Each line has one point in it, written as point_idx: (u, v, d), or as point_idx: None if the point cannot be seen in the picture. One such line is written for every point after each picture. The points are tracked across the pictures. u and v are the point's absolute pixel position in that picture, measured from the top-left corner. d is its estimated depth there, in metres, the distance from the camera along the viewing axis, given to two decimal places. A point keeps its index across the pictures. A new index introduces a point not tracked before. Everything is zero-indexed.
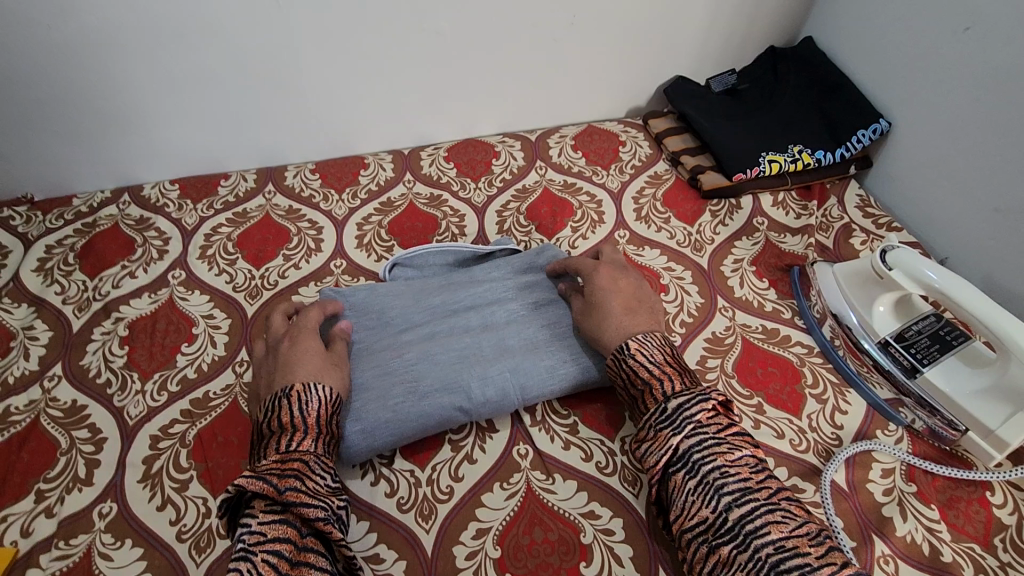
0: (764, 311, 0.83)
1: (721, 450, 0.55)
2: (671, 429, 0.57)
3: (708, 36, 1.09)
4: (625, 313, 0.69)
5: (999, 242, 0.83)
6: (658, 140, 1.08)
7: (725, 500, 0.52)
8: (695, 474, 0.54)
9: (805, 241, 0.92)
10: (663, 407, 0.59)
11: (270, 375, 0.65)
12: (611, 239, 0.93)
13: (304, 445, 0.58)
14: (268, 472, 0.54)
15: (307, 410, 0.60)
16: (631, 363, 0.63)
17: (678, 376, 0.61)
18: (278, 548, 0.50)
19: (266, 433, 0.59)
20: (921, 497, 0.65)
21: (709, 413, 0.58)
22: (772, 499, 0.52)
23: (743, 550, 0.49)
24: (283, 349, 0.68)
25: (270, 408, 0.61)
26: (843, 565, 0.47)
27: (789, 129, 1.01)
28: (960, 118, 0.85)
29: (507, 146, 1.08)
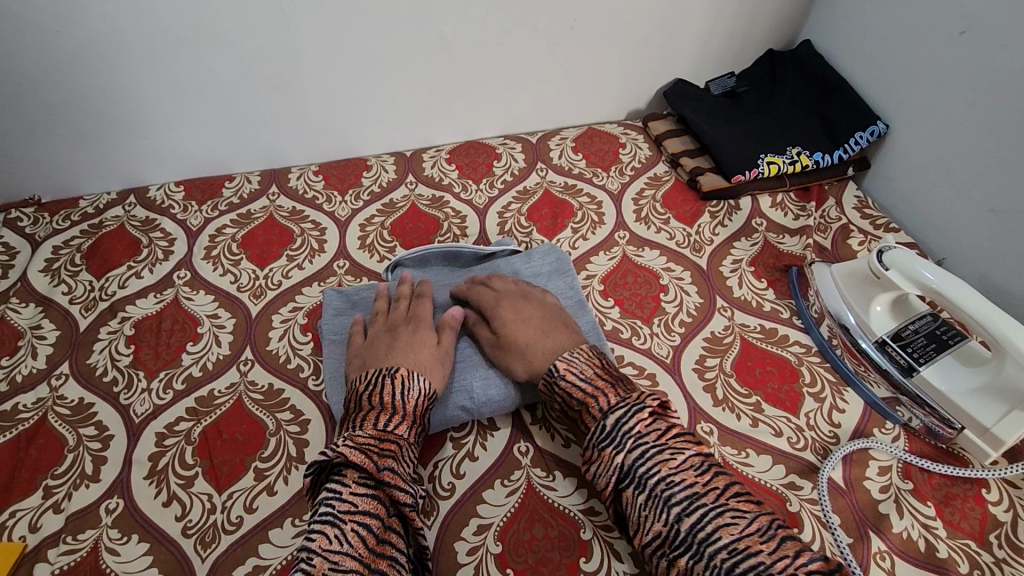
0: (763, 310, 0.84)
1: (662, 459, 0.57)
2: (613, 447, 0.59)
3: (708, 39, 1.10)
4: (534, 340, 0.70)
5: (996, 243, 0.84)
6: (658, 142, 1.09)
7: (675, 511, 0.54)
8: (643, 488, 0.56)
9: (804, 242, 0.92)
10: (602, 425, 0.60)
11: (381, 352, 0.69)
12: (612, 240, 0.94)
13: (399, 429, 0.62)
14: (367, 447, 0.59)
15: (407, 396, 0.64)
16: (562, 385, 0.65)
17: (611, 389, 0.63)
18: (367, 523, 0.55)
19: (368, 406, 0.63)
20: (917, 494, 0.65)
21: (647, 422, 0.59)
22: (720, 500, 0.53)
23: (698, 559, 0.51)
24: (401, 333, 0.71)
25: (373, 381, 0.65)
26: (797, 557, 0.49)
27: (787, 131, 1.02)
28: (957, 121, 0.86)
29: (508, 149, 1.09)
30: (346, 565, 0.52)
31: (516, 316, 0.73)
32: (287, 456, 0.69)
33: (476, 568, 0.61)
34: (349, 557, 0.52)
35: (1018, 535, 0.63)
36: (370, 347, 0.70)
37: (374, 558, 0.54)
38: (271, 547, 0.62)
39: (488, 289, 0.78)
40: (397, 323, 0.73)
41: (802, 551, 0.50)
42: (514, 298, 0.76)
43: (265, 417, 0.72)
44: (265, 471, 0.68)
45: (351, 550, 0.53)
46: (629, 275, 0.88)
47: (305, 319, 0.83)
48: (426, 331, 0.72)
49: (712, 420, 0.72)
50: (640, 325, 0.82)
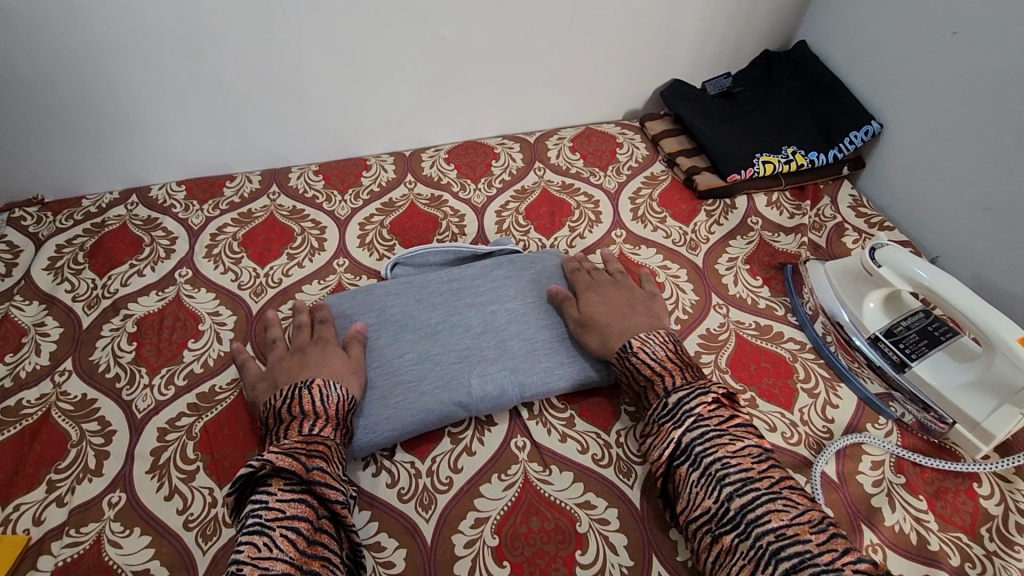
0: (758, 308, 0.85)
1: (721, 442, 0.59)
2: (672, 424, 0.62)
3: (704, 40, 1.11)
4: (622, 320, 0.74)
5: (988, 241, 0.85)
6: (655, 142, 1.10)
7: (727, 490, 0.56)
8: (698, 467, 0.58)
9: (799, 240, 0.93)
10: (665, 403, 0.63)
11: (291, 371, 0.69)
12: (609, 239, 0.95)
13: (325, 431, 0.62)
14: (294, 451, 0.58)
15: (326, 401, 0.65)
16: (633, 360, 0.68)
17: (679, 372, 0.66)
18: (297, 524, 0.54)
19: (289, 416, 0.63)
20: (909, 487, 0.66)
21: (710, 407, 0.62)
22: (773, 488, 0.55)
23: (745, 538, 0.53)
24: (309, 351, 0.72)
25: (288, 397, 0.65)
26: (844, 553, 0.50)
27: (783, 130, 1.03)
28: (950, 120, 0.87)
29: (507, 148, 1.10)
30: (276, 570, 0.50)
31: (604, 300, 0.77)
32: None
33: (473, 561, 0.62)
34: (280, 559, 0.51)
35: (1010, 528, 0.63)
36: (280, 372, 0.70)
37: (307, 561, 0.53)
38: None
39: (583, 275, 0.82)
40: (301, 345, 0.73)
41: (852, 550, 0.51)
42: (607, 286, 0.80)
43: None
44: None
45: (280, 554, 0.51)
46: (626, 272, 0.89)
47: None
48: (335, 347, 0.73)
49: None
50: None
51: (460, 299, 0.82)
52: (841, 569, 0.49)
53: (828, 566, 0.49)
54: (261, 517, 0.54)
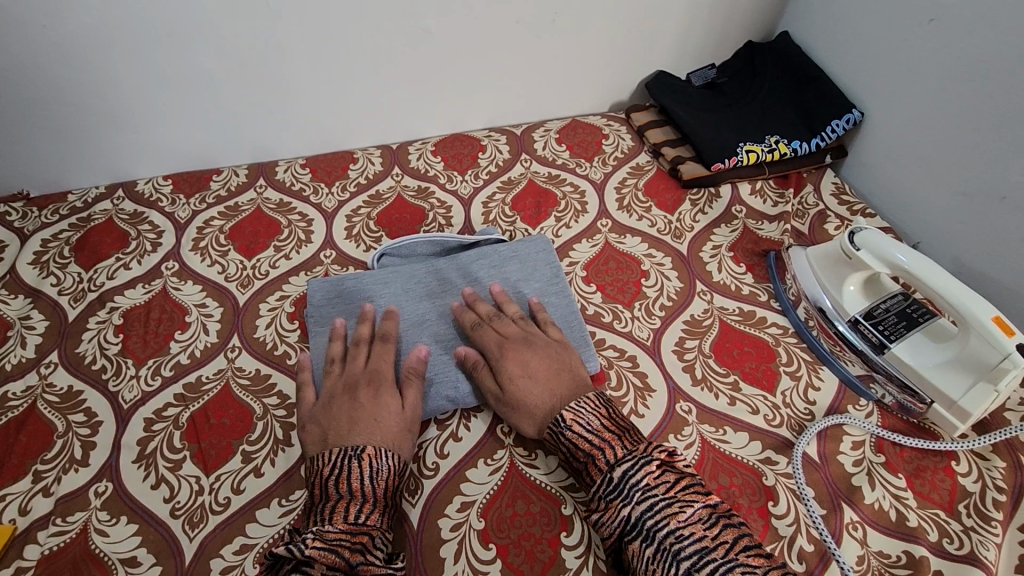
0: (741, 294, 0.85)
1: (671, 513, 0.55)
2: (621, 499, 0.57)
3: (688, 32, 1.12)
4: (550, 396, 0.67)
5: (967, 226, 0.86)
6: (640, 133, 1.11)
7: (685, 566, 0.53)
8: (652, 542, 0.55)
9: (782, 228, 0.94)
10: (610, 477, 0.59)
11: (341, 424, 0.64)
12: (594, 228, 0.95)
13: (372, 517, 0.58)
14: (338, 545, 0.54)
15: (377, 478, 0.61)
16: (569, 436, 0.62)
17: (618, 442, 0.61)
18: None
19: (335, 494, 0.59)
20: (889, 466, 0.67)
21: (655, 475, 0.58)
22: (728, 555, 0.53)
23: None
24: (362, 394, 0.67)
25: (337, 466, 0.61)
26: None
27: (766, 120, 1.04)
28: (931, 107, 0.88)
29: (493, 140, 1.11)
30: None
31: (523, 364, 0.70)
32: (274, 439, 0.70)
33: (459, 544, 0.62)
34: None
35: (987, 505, 0.64)
36: (329, 417, 0.66)
37: None
38: (258, 526, 0.63)
39: (489, 329, 0.74)
40: (355, 379, 0.69)
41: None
42: (516, 344, 0.72)
43: (252, 403, 0.73)
44: (252, 453, 0.69)
45: None
46: (611, 261, 0.90)
47: (291, 307, 0.84)
48: (388, 387, 0.68)
49: (691, 399, 0.73)
50: (622, 310, 0.83)
51: (448, 289, 0.82)
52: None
53: None
54: None
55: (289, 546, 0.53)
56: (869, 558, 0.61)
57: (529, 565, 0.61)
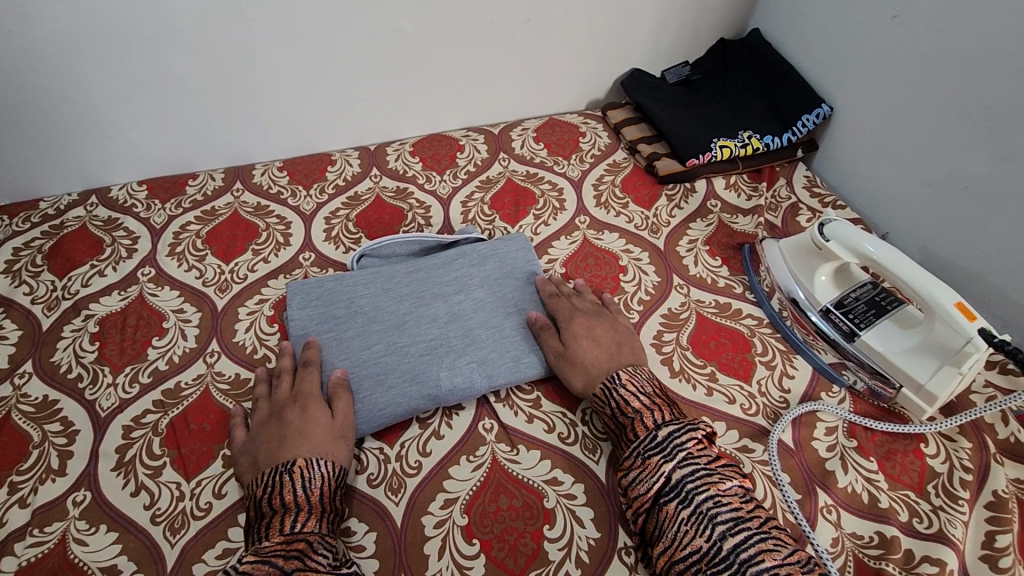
0: (717, 287, 0.87)
1: (712, 479, 0.58)
2: (662, 458, 0.60)
3: (662, 30, 1.14)
4: (610, 355, 0.72)
5: (933, 216, 0.88)
6: (617, 131, 1.13)
7: (720, 529, 0.55)
8: (688, 505, 0.57)
9: (755, 221, 0.96)
10: (654, 436, 0.62)
11: (272, 444, 0.64)
12: (572, 225, 0.96)
13: (307, 525, 0.58)
14: (273, 554, 0.54)
15: (310, 486, 0.60)
16: (621, 391, 0.66)
17: (667, 407, 0.65)
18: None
19: (270, 510, 0.59)
20: (861, 450, 0.69)
21: (699, 444, 0.61)
22: (762, 527, 0.55)
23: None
24: (288, 415, 0.67)
25: (268, 484, 0.61)
26: None
27: (738, 116, 1.06)
28: (896, 101, 0.91)
29: (471, 140, 1.12)
30: None
31: (590, 329, 0.75)
32: None
33: (443, 541, 0.63)
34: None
35: (955, 485, 0.66)
36: (262, 441, 0.65)
37: None
38: (240, 530, 0.63)
39: (564, 301, 0.80)
40: (282, 403, 0.69)
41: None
42: (587, 314, 0.77)
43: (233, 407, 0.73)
44: (233, 457, 0.69)
45: None
46: (589, 257, 0.91)
47: (271, 311, 0.84)
48: (318, 404, 0.68)
49: (669, 391, 0.75)
50: None
51: (427, 288, 0.83)
52: None
53: None
54: None
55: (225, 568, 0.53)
56: (843, 539, 0.62)
57: (512, 559, 0.62)
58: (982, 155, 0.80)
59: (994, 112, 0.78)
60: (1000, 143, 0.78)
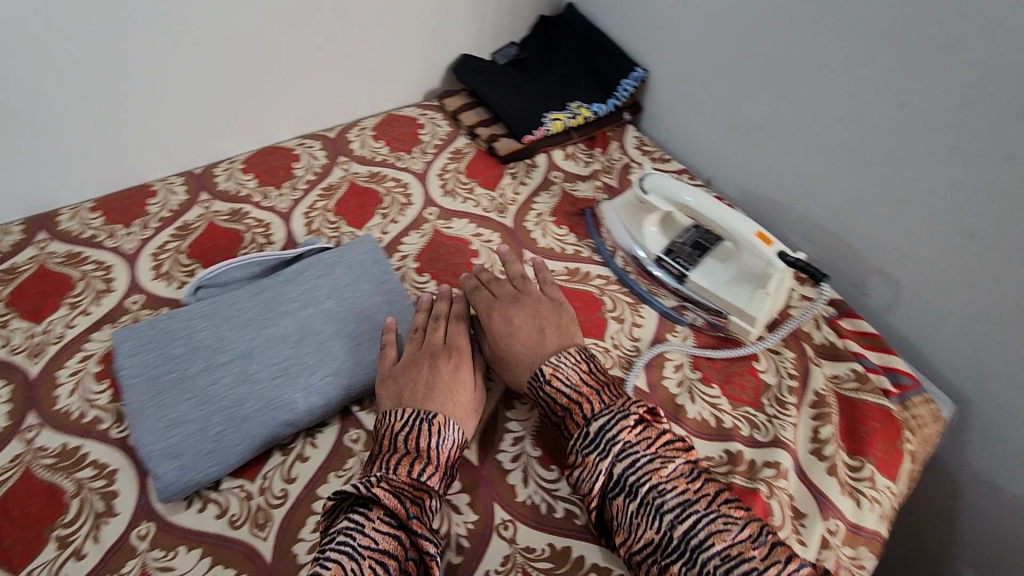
0: (566, 254, 0.90)
1: (654, 468, 0.59)
2: (597, 454, 0.61)
3: (481, 13, 1.15)
4: (528, 348, 0.70)
5: (742, 157, 0.97)
6: (455, 117, 1.13)
7: (668, 519, 0.56)
8: (634, 497, 0.58)
9: (593, 185, 1.01)
10: (586, 431, 0.62)
11: (420, 389, 0.66)
12: (421, 218, 0.96)
13: (431, 480, 0.61)
14: (400, 493, 0.58)
15: (442, 445, 0.63)
16: (548, 390, 0.66)
17: (597, 396, 0.65)
18: (386, 561, 0.55)
19: (404, 448, 0.62)
20: (704, 380, 0.75)
21: (635, 431, 0.61)
22: (710, 506, 0.57)
23: (693, 566, 0.54)
24: (444, 363, 0.69)
25: (409, 423, 0.63)
26: (786, 562, 0.54)
27: (566, 89, 1.11)
28: (695, 56, 0.98)
29: (307, 148, 1.07)
30: None
31: (507, 319, 0.73)
32: (95, 513, 0.63)
33: None
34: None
35: (784, 392, 0.73)
36: (407, 378, 0.67)
37: None
38: None
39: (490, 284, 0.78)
40: (435, 348, 0.71)
41: (791, 555, 0.55)
42: (506, 303, 0.75)
43: (63, 480, 0.66)
44: (69, 536, 0.62)
45: None
46: (441, 247, 0.91)
47: (98, 366, 0.76)
48: (467, 360, 0.71)
49: None
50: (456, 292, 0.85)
51: (272, 309, 0.78)
52: None
53: None
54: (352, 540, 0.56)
55: (359, 484, 0.58)
56: None
57: None
58: (768, 97, 0.89)
59: (771, 58, 0.86)
60: (779, 83, 0.86)
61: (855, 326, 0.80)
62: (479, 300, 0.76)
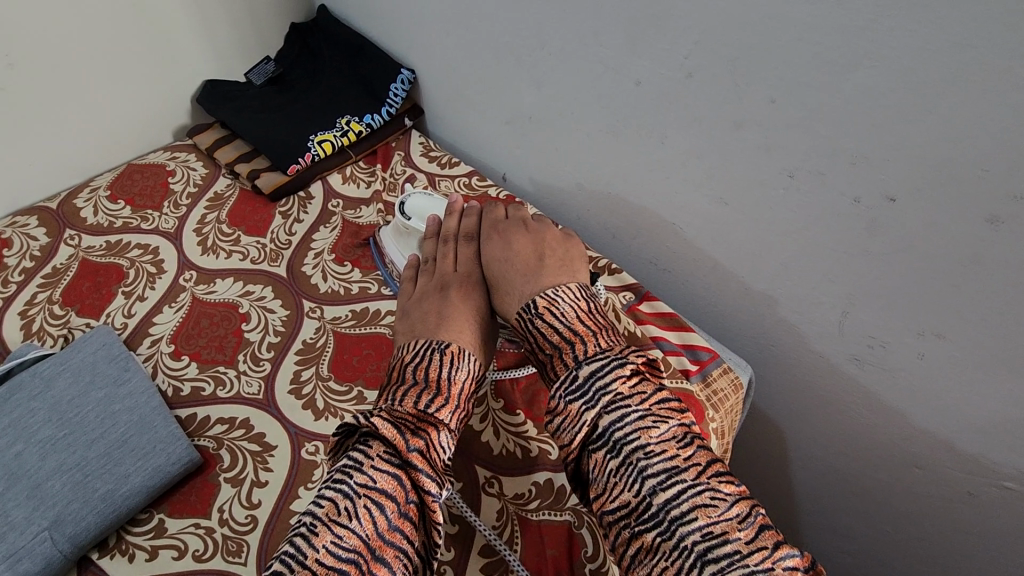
0: (351, 295, 0.80)
1: (644, 426, 0.49)
2: (583, 403, 0.51)
3: (213, 36, 1.03)
4: (524, 272, 0.66)
5: (523, 150, 0.92)
6: (211, 156, 0.99)
7: (650, 483, 0.47)
8: (617, 454, 0.49)
9: (376, 208, 0.91)
10: (575, 376, 0.53)
11: (431, 319, 0.64)
12: (176, 287, 0.81)
13: (442, 414, 0.54)
14: (402, 423, 0.52)
15: (456, 376, 0.57)
16: (540, 325, 0.59)
17: (591, 339, 0.56)
18: (384, 502, 0.48)
19: (412, 379, 0.56)
20: (508, 407, 0.68)
21: (629, 381, 0.52)
22: (700, 477, 0.46)
23: (667, 538, 0.45)
24: (454, 295, 0.66)
25: (420, 354, 0.59)
26: (775, 547, 0.43)
27: (334, 104, 0.99)
28: (452, 50, 0.91)
29: (19, 227, 0.88)
30: (349, 544, 0.46)
31: (505, 244, 0.70)
32: None
33: None
34: (355, 533, 0.46)
35: None
36: (422, 310, 0.66)
37: (381, 547, 0.47)
38: None
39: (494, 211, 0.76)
40: (445, 282, 0.69)
41: (780, 541, 0.44)
42: (508, 233, 0.72)
43: None
44: None
45: (359, 529, 0.46)
46: (202, 318, 0.78)
47: None
48: (481, 289, 0.68)
49: (315, 437, 0.66)
50: (224, 370, 0.73)
51: None
52: (773, 568, 0.42)
53: (760, 567, 0.42)
54: (351, 476, 0.49)
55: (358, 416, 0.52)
56: (506, 506, 0.61)
57: None
58: (525, 87, 0.84)
59: (516, 45, 0.80)
60: (531, 72, 0.81)
61: (654, 308, 0.79)
62: (482, 233, 0.73)
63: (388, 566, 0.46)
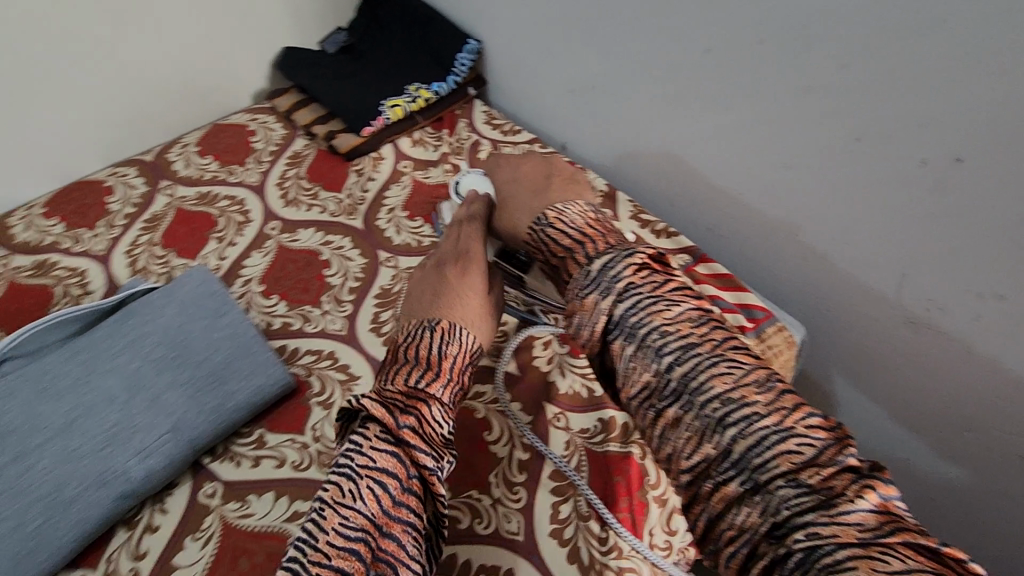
0: (423, 247, 0.85)
1: (656, 311, 0.52)
2: (598, 295, 0.54)
3: (291, 5, 1.09)
4: (532, 193, 0.69)
5: (585, 117, 0.96)
6: (289, 118, 1.05)
7: (667, 361, 0.50)
8: (634, 340, 0.52)
9: (444, 169, 0.96)
10: (587, 271, 0.55)
11: (425, 298, 0.61)
12: (262, 235, 0.88)
13: (433, 387, 0.52)
14: (391, 402, 0.51)
15: (446, 351, 0.55)
16: (551, 232, 0.62)
17: (599, 238, 0.58)
18: (385, 480, 0.47)
19: (403, 358, 0.55)
20: (572, 352, 0.74)
21: (640, 271, 0.54)
22: (716, 350, 0.50)
23: (690, 410, 0.49)
24: (449, 270, 0.63)
25: (410, 334, 0.57)
26: (794, 407, 0.46)
27: (403, 71, 1.05)
28: (519, 21, 0.95)
29: (120, 177, 0.97)
30: (354, 524, 0.45)
31: (515, 174, 0.74)
32: None
33: None
34: (360, 513, 0.45)
35: None
36: (419, 288, 0.63)
37: (388, 523, 0.46)
38: None
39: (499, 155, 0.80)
40: (446, 257, 0.65)
41: (800, 403, 0.47)
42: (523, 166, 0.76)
43: None
44: None
45: (363, 508, 0.46)
46: (288, 263, 0.84)
47: None
48: (479, 259, 0.65)
49: None
50: (310, 309, 0.79)
51: (97, 365, 0.67)
52: (794, 426, 0.45)
53: (779, 426, 0.45)
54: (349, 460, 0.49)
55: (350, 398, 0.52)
56: (574, 439, 0.66)
57: None
58: (590, 57, 0.88)
59: (585, 16, 0.84)
60: (599, 42, 0.85)
61: (710, 270, 0.82)
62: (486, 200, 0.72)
63: (397, 541, 0.46)
